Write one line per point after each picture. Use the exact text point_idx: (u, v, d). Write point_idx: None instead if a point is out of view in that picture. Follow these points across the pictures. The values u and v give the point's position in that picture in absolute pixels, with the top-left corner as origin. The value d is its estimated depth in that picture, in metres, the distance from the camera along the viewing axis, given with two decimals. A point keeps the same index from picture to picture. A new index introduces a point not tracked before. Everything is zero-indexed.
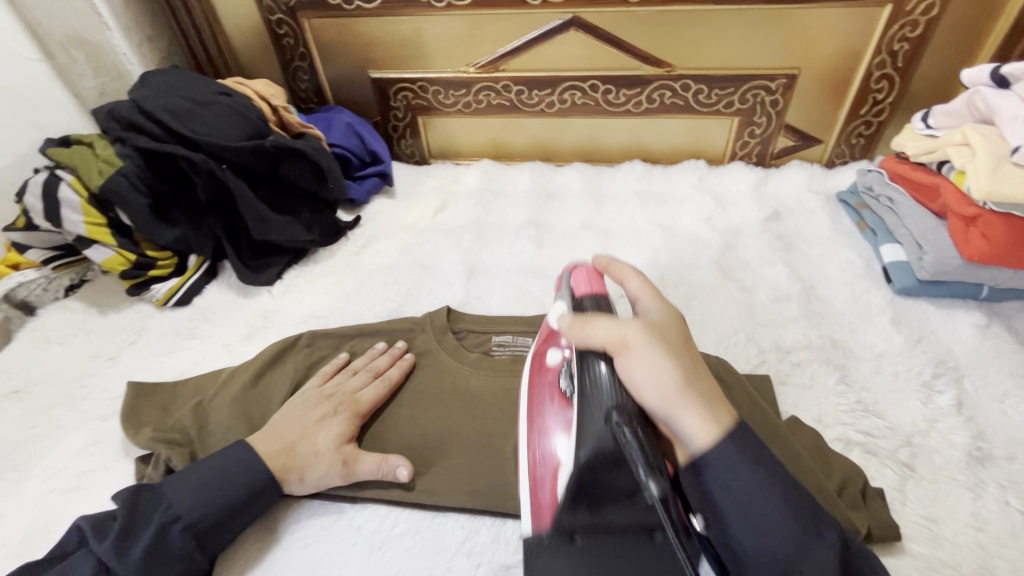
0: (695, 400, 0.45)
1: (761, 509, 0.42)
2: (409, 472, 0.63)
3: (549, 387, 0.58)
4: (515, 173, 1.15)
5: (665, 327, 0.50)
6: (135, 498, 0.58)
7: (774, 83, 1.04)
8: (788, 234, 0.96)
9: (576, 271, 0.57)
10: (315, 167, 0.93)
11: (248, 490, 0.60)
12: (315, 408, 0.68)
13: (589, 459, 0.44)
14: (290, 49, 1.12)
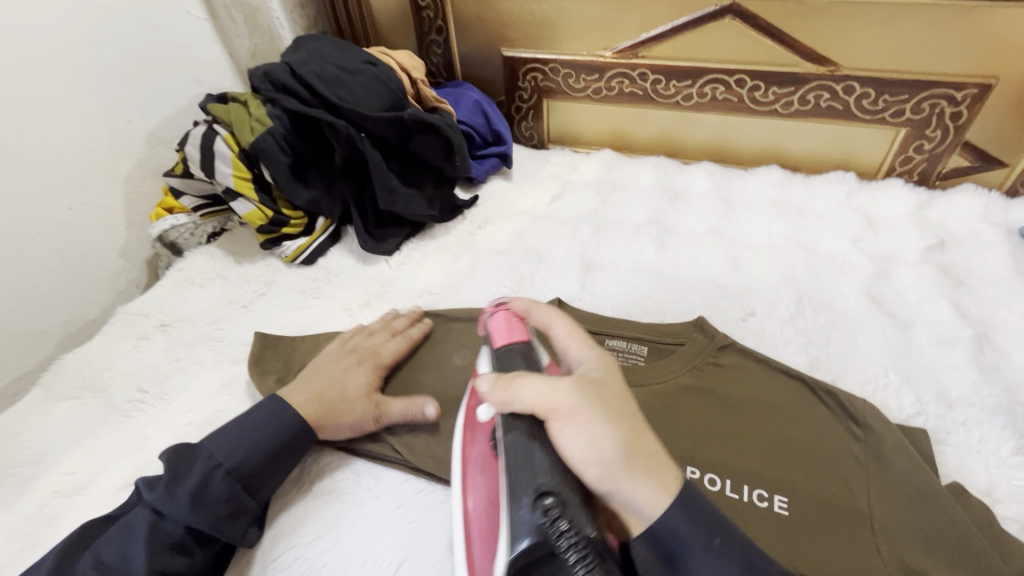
0: (640, 468, 0.41)
1: (702, 567, 0.38)
2: (434, 410, 0.66)
3: (480, 449, 0.54)
4: (638, 167, 1.09)
5: (605, 383, 0.46)
6: (176, 453, 0.59)
7: (960, 93, 0.91)
8: (955, 269, 0.84)
9: (496, 314, 0.55)
10: (444, 143, 0.93)
11: (281, 440, 0.62)
12: (339, 362, 0.71)
13: (523, 555, 0.40)
14: (428, 22, 1.12)
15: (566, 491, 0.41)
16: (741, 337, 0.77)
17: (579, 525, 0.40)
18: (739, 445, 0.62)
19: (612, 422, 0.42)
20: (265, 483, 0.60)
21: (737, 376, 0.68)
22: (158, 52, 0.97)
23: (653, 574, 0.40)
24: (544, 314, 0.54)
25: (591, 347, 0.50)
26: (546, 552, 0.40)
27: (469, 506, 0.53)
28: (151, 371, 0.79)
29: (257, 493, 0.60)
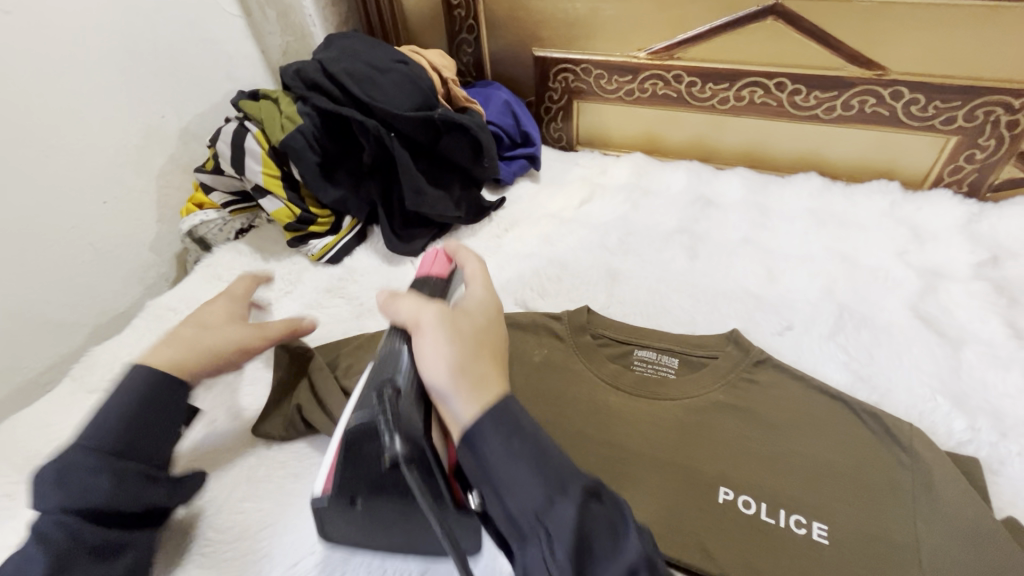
0: (470, 381, 0.45)
1: (521, 476, 0.42)
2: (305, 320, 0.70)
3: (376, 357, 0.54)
4: (671, 172, 1.06)
5: (475, 314, 0.52)
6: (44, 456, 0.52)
7: (1018, 101, 0.86)
8: (1009, 287, 0.79)
9: (430, 254, 0.62)
10: (474, 144, 0.92)
11: (145, 399, 0.55)
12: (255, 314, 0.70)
13: (358, 435, 0.46)
14: (459, 21, 1.11)
15: (406, 386, 0.47)
16: (777, 352, 0.74)
17: (401, 413, 0.45)
18: (777, 469, 0.59)
19: (466, 350, 0.47)
20: (143, 452, 0.54)
21: (775, 396, 0.65)
22: (192, 48, 0.98)
23: (464, 465, 0.44)
24: (464, 255, 0.60)
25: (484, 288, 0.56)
26: (369, 434, 0.46)
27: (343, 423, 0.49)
28: None
29: (136, 461, 0.54)
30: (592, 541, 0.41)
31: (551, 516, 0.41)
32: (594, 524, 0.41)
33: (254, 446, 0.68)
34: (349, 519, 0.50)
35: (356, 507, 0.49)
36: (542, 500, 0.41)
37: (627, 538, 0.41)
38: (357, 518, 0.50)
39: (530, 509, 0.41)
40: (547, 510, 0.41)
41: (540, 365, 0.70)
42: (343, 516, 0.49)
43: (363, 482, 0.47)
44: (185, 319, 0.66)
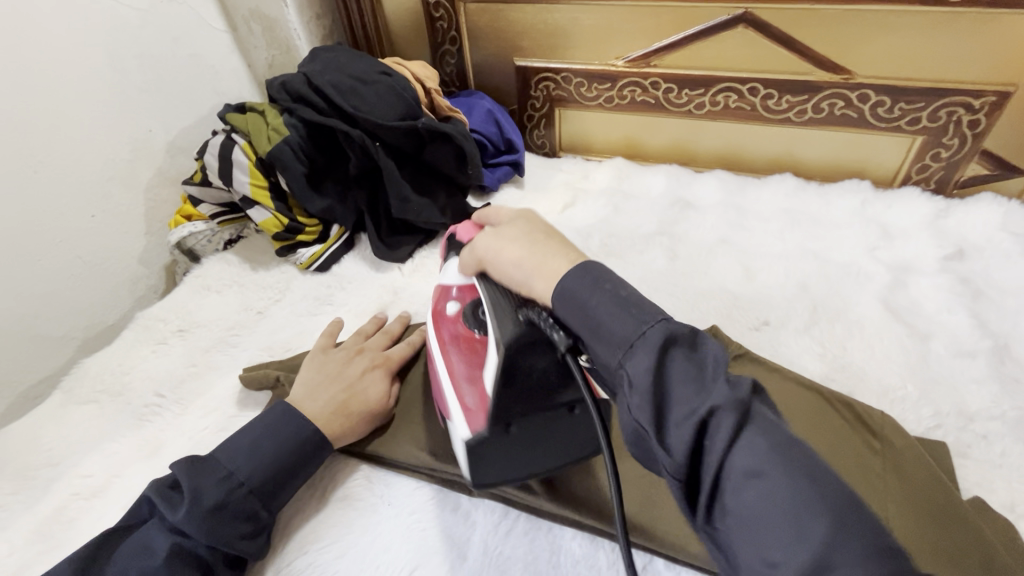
0: (552, 253, 0.48)
1: (604, 326, 0.42)
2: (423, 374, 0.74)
3: (454, 333, 0.60)
4: (651, 176, 1.09)
5: (531, 215, 0.55)
6: (197, 472, 0.56)
7: (978, 101, 0.90)
8: (974, 279, 0.82)
9: (463, 229, 0.63)
10: (458, 152, 0.94)
11: (300, 447, 0.61)
12: (351, 365, 0.70)
13: (507, 351, 0.49)
14: (442, 32, 1.13)
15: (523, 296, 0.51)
16: (754, 347, 0.77)
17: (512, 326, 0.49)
18: None
19: (529, 234, 0.51)
20: (279, 493, 0.59)
21: None
22: (179, 63, 0.99)
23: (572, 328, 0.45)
24: (490, 215, 0.58)
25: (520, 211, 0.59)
26: (528, 345, 0.49)
27: (469, 389, 0.55)
28: (168, 375, 0.80)
29: (272, 505, 0.59)
30: (671, 389, 0.37)
31: (632, 356, 0.39)
32: (676, 371, 0.38)
33: None
34: (506, 452, 0.51)
35: (512, 433, 0.50)
36: (622, 347, 0.40)
37: (716, 385, 0.36)
38: (513, 448, 0.51)
39: (611, 358, 0.41)
40: (629, 350, 0.39)
41: None
42: (500, 450, 0.51)
43: (517, 407, 0.49)
44: (344, 392, 0.66)
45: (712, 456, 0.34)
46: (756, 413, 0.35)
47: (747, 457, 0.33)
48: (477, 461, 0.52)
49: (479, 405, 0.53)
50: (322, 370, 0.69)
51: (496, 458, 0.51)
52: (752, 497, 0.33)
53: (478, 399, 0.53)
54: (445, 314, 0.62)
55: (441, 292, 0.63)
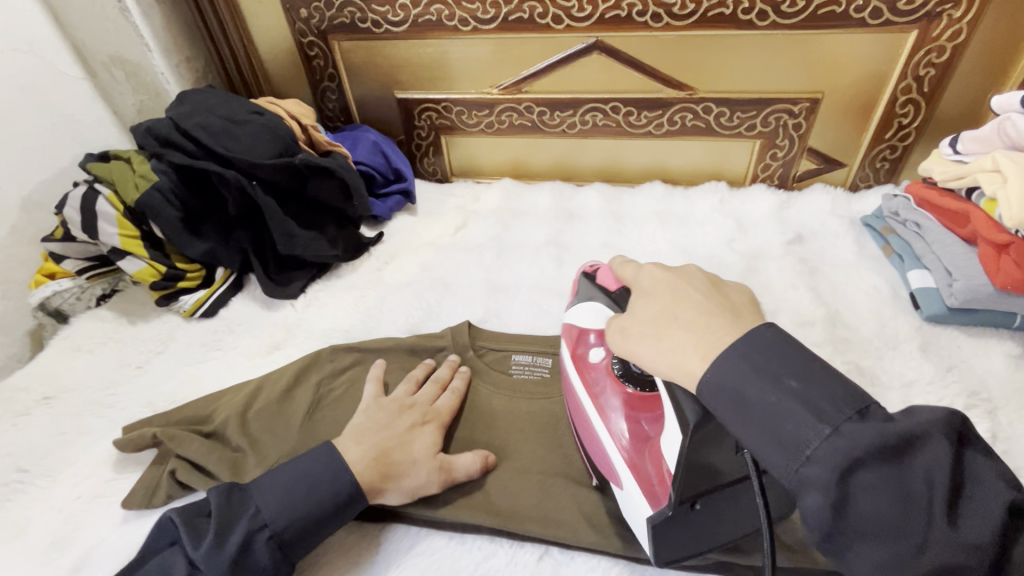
0: (694, 346, 0.47)
1: (798, 444, 0.40)
2: (492, 452, 0.66)
3: (603, 379, 0.62)
4: (537, 193, 1.16)
5: (675, 293, 0.51)
6: (229, 497, 0.57)
7: (796, 107, 1.04)
8: (811, 258, 0.95)
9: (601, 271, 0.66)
10: (341, 185, 0.95)
11: (335, 498, 0.58)
12: (402, 417, 0.67)
13: (689, 431, 0.49)
14: (319, 70, 1.15)
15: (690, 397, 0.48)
16: None
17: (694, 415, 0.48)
18: None
19: (654, 321, 0.51)
20: (304, 542, 0.57)
21: None
22: (29, 115, 0.93)
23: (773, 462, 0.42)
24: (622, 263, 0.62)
25: (656, 265, 0.56)
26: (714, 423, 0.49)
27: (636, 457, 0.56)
28: (31, 447, 0.73)
29: (294, 551, 0.57)
30: (770, 424, 0.42)
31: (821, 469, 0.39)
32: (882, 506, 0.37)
33: (126, 516, 0.65)
34: (688, 530, 0.52)
35: (696, 509, 0.51)
36: (805, 460, 0.40)
37: (796, 404, 0.41)
38: (696, 525, 0.52)
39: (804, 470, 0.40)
40: (822, 463, 0.39)
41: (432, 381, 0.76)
42: (684, 529, 0.52)
43: (699, 487, 0.51)
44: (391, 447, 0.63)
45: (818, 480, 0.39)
46: (845, 429, 0.39)
47: (844, 475, 0.38)
48: (663, 542, 0.52)
49: (660, 481, 0.53)
50: (382, 418, 0.66)
51: (680, 535, 0.52)
52: (863, 507, 0.38)
53: (656, 473, 0.54)
54: (584, 360, 0.65)
55: (576, 335, 0.67)
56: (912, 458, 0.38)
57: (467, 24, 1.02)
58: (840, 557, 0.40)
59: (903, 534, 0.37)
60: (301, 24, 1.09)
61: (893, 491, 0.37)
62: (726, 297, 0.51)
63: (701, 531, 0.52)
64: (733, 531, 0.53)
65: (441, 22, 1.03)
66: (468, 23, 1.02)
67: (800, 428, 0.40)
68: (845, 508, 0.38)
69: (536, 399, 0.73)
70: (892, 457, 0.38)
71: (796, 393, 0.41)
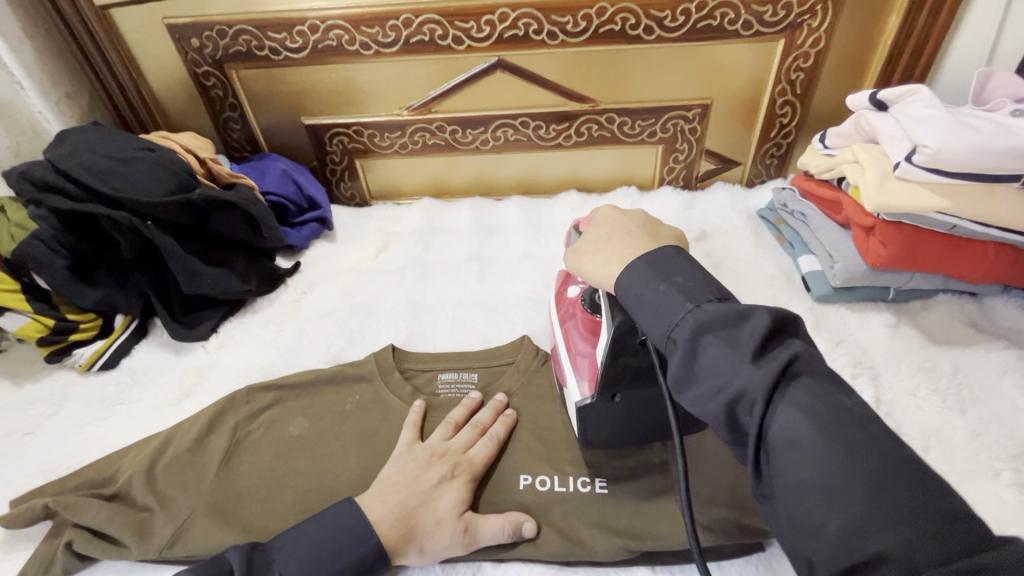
0: (615, 254, 0.55)
1: (722, 359, 0.43)
2: (535, 524, 0.61)
3: (573, 311, 0.71)
4: (456, 210, 1.17)
5: (615, 228, 0.59)
6: (249, 559, 0.53)
7: (690, 113, 1.11)
8: (715, 252, 1.02)
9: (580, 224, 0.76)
10: (248, 218, 0.92)
11: (359, 565, 0.55)
12: (430, 469, 0.63)
13: (613, 338, 0.58)
14: (219, 101, 1.11)
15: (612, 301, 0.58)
16: None
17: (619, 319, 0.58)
18: (560, 444, 0.69)
19: (595, 241, 0.59)
20: None
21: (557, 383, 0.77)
22: None
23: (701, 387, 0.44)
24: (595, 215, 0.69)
25: (612, 207, 0.64)
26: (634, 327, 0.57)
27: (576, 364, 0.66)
28: None
29: None
30: (697, 351, 0.45)
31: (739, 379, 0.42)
32: (787, 413, 0.40)
33: None
34: (612, 415, 0.62)
35: (616, 401, 0.61)
36: (729, 377, 0.42)
37: (725, 341, 0.44)
38: (617, 414, 0.62)
39: (727, 384, 0.42)
40: (739, 377, 0.42)
41: (357, 411, 0.75)
42: (608, 412, 0.62)
43: (623, 378, 0.60)
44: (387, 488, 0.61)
45: (742, 400, 0.42)
46: (765, 358, 0.42)
47: (762, 395, 0.41)
48: (585, 420, 0.63)
49: (589, 376, 0.63)
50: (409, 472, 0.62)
51: (602, 420, 0.62)
52: (708, 362, 0.44)
53: (589, 372, 0.64)
54: (566, 295, 0.74)
55: (562, 279, 0.78)
56: (797, 385, 0.41)
57: (369, 48, 1.02)
58: (688, 404, 0.45)
59: (729, 377, 0.42)
60: (194, 54, 1.05)
61: (725, 347, 0.43)
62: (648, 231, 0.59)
63: (619, 420, 0.63)
64: (646, 424, 0.63)
65: (341, 47, 1.02)
66: (370, 47, 1.02)
67: (675, 305, 0.47)
68: (694, 366, 0.45)
69: None
70: (790, 384, 0.41)
71: (669, 290, 0.48)
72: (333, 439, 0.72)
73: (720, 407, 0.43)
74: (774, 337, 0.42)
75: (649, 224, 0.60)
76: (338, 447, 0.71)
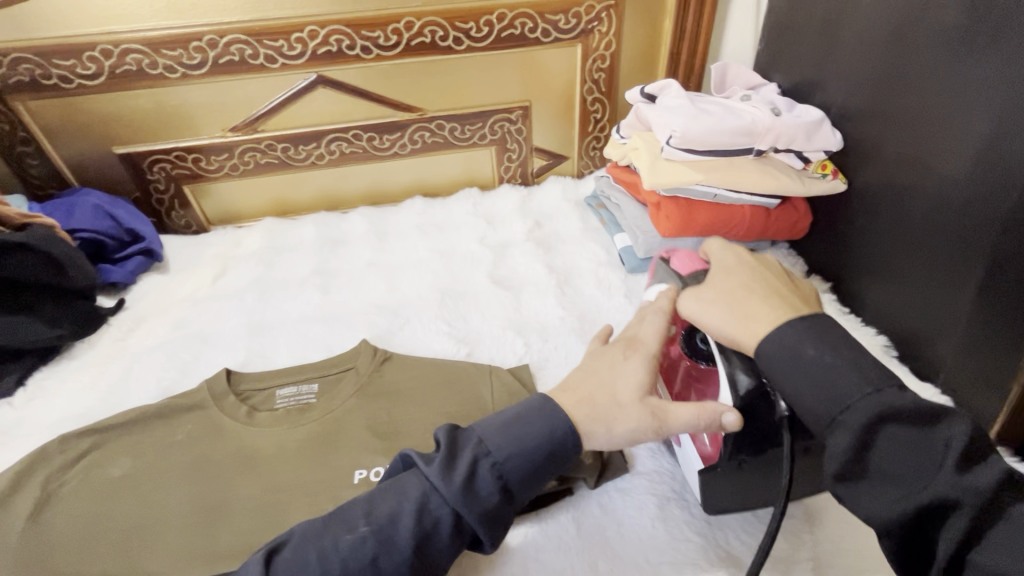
0: (747, 312, 0.53)
1: (827, 376, 0.46)
2: (737, 414, 0.52)
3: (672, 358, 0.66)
4: (301, 227, 1.17)
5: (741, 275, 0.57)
6: (454, 433, 0.53)
7: (513, 115, 1.20)
8: (547, 239, 1.11)
9: (681, 255, 0.70)
10: (48, 259, 0.85)
11: (550, 444, 0.52)
12: (603, 357, 0.59)
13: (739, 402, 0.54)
14: (7, 136, 1.01)
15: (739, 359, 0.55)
16: (399, 345, 0.89)
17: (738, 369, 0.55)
18: (394, 436, 0.73)
19: (732, 290, 0.56)
20: (529, 482, 0.51)
21: (397, 378, 0.81)
22: None
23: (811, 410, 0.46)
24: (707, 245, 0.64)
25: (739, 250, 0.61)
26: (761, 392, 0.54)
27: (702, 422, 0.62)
28: None
29: (514, 498, 0.51)
30: (802, 360, 0.47)
31: (846, 406, 0.44)
32: (896, 442, 0.42)
33: None
34: (735, 483, 0.58)
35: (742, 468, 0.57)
36: (837, 405, 0.44)
37: (841, 366, 0.46)
38: (736, 480, 0.58)
39: (829, 406, 0.45)
40: (841, 409, 0.44)
41: (190, 439, 0.73)
42: (731, 481, 0.58)
43: (746, 444, 0.55)
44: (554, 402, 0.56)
45: (843, 423, 0.44)
46: (884, 388, 0.44)
47: (872, 423, 0.43)
48: (709, 491, 0.59)
49: (710, 444, 0.58)
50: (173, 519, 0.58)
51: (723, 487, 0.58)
52: (810, 380, 0.47)
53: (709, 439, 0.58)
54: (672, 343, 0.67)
55: None
56: (936, 426, 0.42)
57: (174, 71, 0.99)
58: (845, 492, 0.44)
59: (911, 478, 0.41)
60: None
61: (913, 449, 0.42)
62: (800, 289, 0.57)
63: (735, 490, 0.59)
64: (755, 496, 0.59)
65: (143, 71, 0.98)
66: (176, 69, 0.99)
67: (850, 385, 0.45)
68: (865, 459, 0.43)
69: (301, 425, 0.74)
70: (916, 421, 0.42)
71: (829, 367, 0.46)
72: (163, 472, 0.70)
73: (900, 511, 0.41)
74: (961, 437, 0.41)
75: (788, 282, 0.57)
76: (164, 480, 0.69)
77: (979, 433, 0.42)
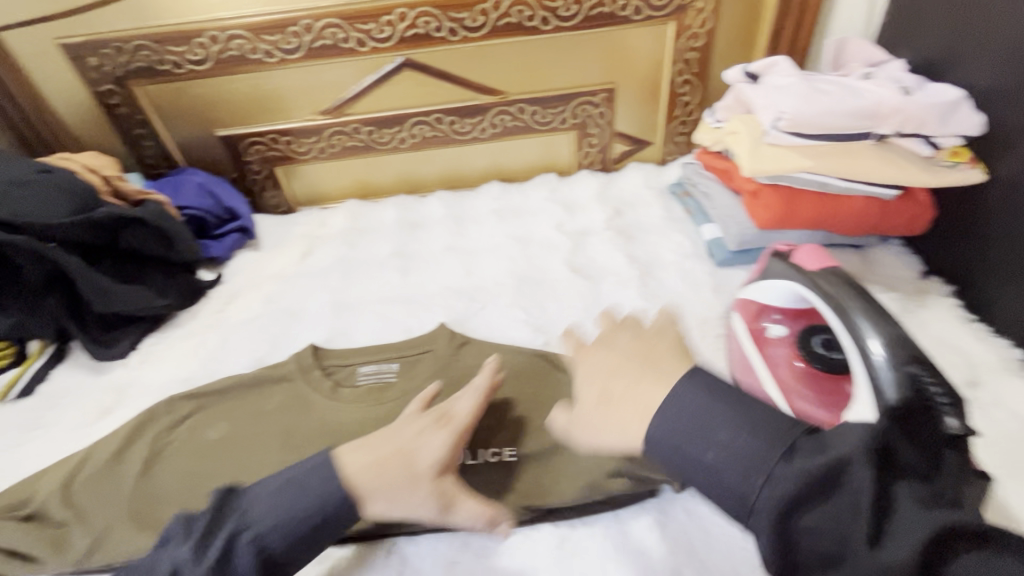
0: (624, 417, 0.49)
1: (715, 464, 0.44)
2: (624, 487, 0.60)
3: (784, 356, 0.67)
4: (381, 210, 1.19)
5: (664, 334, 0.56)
6: (222, 501, 0.53)
7: (597, 98, 1.16)
8: (628, 228, 1.06)
9: (802, 251, 0.68)
10: (160, 233, 0.92)
11: (324, 506, 0.53)
12: (408, 425, 0.61)
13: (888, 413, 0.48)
14: (126, 118, 1.10)
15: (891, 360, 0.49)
16: (476, 330, 0.88)
17: (886, 376, 0.48)
18: None
19: (598, 403, 0.52)
20: (292, 560, 0.53)
21: (474, 363, 0.80)
22: None
23: (726, 503, 0.43)
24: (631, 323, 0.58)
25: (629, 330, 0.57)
26: None
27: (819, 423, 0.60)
28: None
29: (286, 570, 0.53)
30: (681, 451, 0.46)
31: (754, 495, 0.41)
32: (818, 521, 0.37)
33: None
34: None
35: None
36: (741, 493, 0.42)
37: (730, 455, 0.43)
38: None
39: (733, 498, 0.43)
40: (756, 498, 0.41)
41: (279, 409, 0.76)
42: None
43: None
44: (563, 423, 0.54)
45: (758, 511, 0.41)
46: (786, 461, 0.41)
47: (783, 515, 0.39)
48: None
49: None
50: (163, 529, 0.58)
51: None
52: (711, 468, 0.44)
53: None
54: (765, 336, 0.70)
55: (757, 310, 0.72)
56: (840, 488, 0.38)
57: (273, 56, 1.03)
58: None
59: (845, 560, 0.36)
60: (93, 73, 1.03)
61: (834, 512, 0.37)
62: (644, 354, 0.54)
63: None
64: None
65: (244, 56, 1.03)
66: (274, 54, 1.03)
67: (751, 461, 0.42)
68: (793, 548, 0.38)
69: (382, 403, 0.76)
70: (822, 492, 0.38)
71: (726, 445, 0.44)
72: (253, 441, 0.73)
73: None
74: (867, 493, 0.36)
75: (650, 364, 0.52)
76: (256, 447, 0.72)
77: (882, 489, 0.36)
